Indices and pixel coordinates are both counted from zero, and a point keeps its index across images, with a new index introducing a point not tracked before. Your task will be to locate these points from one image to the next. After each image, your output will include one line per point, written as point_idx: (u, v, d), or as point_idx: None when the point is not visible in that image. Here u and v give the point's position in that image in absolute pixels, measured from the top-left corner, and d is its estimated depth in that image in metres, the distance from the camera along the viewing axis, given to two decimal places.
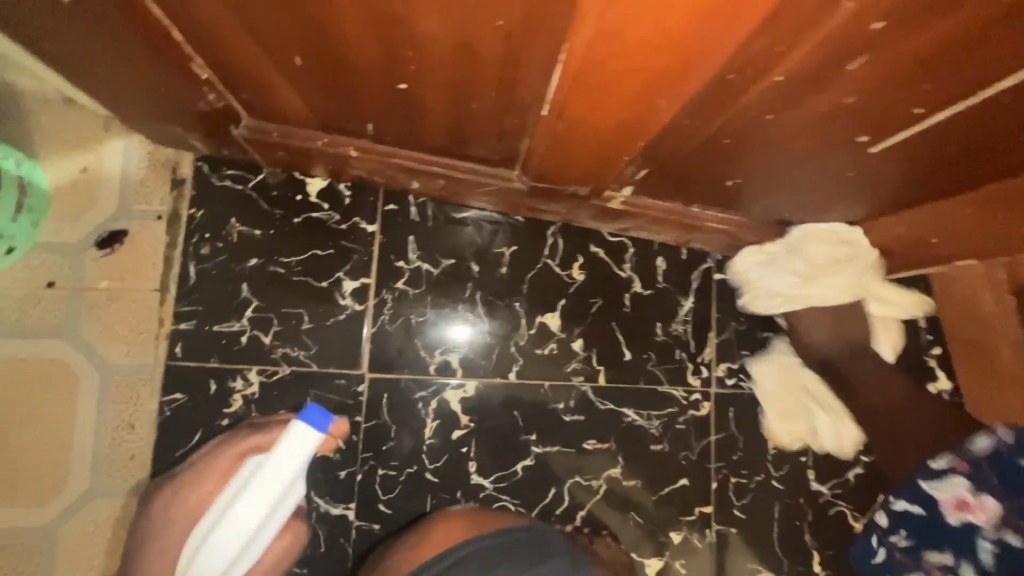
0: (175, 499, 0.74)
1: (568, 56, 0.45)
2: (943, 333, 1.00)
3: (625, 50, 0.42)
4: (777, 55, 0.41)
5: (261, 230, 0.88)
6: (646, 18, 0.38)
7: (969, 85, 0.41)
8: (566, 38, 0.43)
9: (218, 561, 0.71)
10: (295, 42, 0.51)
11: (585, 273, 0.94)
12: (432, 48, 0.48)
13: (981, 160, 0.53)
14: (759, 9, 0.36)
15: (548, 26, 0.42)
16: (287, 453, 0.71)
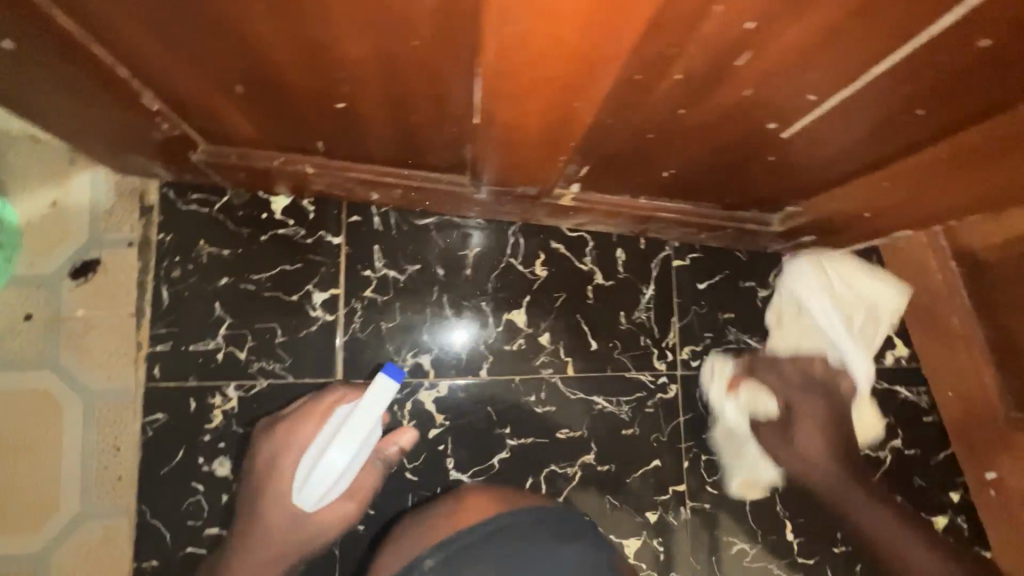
0: (275, 445, 0.76)
1: (483, 69, 0.48)
2: (896, 302, 1.05)
3: (530, 60, 0.45)
4: (669, 56, 0.44)
5: (230, 250, 0.91)
6: (541, 31, 0.41)
7: (848, 73, 0.45)
8: (478, 54, 0.47)
9: (310, 503, 0.72)
10: (234, 71, 0.55)
11: (548, 269, 0.97)
12: (360, 69, 0.52)
13: (884, 139, 0.56)
14: (637, 17, 0.39)
15: (460, 42, 0.46)
16: (374, 400, 0.72)
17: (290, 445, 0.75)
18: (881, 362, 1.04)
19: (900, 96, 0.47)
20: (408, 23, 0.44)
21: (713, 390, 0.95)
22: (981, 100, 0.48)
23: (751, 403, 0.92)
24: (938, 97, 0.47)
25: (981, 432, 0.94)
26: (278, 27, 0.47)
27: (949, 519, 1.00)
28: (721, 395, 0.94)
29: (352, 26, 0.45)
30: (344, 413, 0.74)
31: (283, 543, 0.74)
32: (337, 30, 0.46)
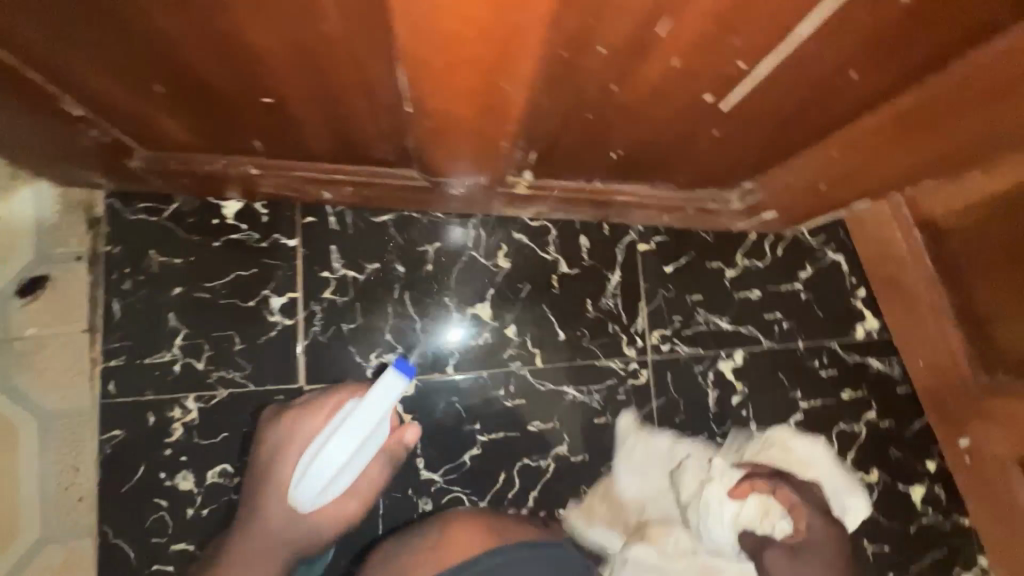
0: (279, 439, 0.76)
1: (400, 52, 0.46)
2: (865, 275, 1.04)
3: (444, 40, 0.43)
4: (588, 27, 0.43)
5: (182, 258, 0.89)
6: (448, 8, 0.40)
7: (774, 37, 0.43)
8: (392, 35, 0.45)
9: (311, 493, 0.72)
10: (150, 70, 0.52)
11: (510, 260, 0.95)
12: (277, 59, 0.50)
13: (824, 107, 0.55)
14: None
15: (372, 26, 0.44)
16: (378, 398, 0.71)
17: (294, 439, 0.75)
18: (853, 336, 1.03)
19: (829, 60, 0.46)
20: (313, 6, 0.42)
21: (702, 497, 0.92)
22: (912, 60, 0.47)
23: (758, 510, 0.90)
24: (868, 59, 0.46)
25: (953, 400, 0.94)
26: (183, 19, 0.44)
27: (926, 488, 1.00)
28: (717, 494, 0.91)
29: (258, 13, 0.43)
30: (347, 409, 0.74)
31: (285, 535, 0.74)
32: (244, 18, 0.44)
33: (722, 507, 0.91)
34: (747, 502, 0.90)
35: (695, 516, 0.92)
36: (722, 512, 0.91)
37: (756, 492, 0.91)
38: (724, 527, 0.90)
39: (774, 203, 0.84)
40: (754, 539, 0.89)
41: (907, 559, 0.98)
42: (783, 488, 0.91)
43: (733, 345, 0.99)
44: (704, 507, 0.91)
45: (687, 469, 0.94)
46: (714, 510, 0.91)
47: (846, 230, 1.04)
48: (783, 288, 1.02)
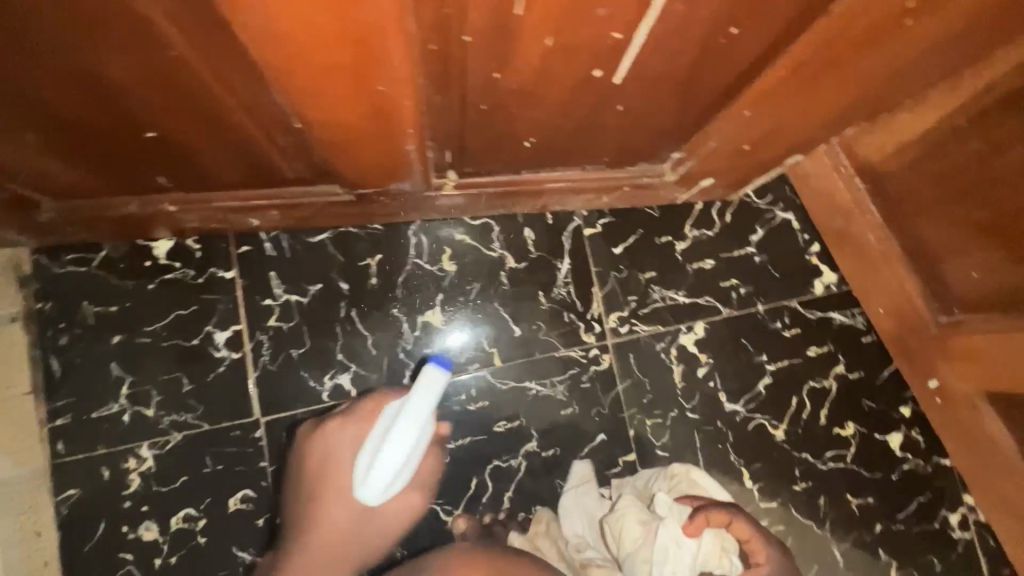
0: (328, 445, 0.74)
1: (262, 66, 0.44)
2: (816, 229, 1.02)
3: (298, 49, 0.42)
4: (440, 10, 0.41)
5: (117, 305, 0.86)
6: (286, 16, 0.38)
7: (637, 3, 0.42)
8: (248, 51, 0.43)
9: (371, 502, 0.70)
10: (18, 121, 0.51)
11: (456, 263, 0.94)
12: (142, 90, 0.48)
13: (719, 66, 0.53)
14: None
15: (222, 40, 0.42)
16: (419, 398, 0.65)
17: (342, 444, 0.74)
18: (811, 293, 1.01)
19: (705, 19, 0.45)
20: (154, 31, 0.40)
21: (655, 547, 0.80)
22: (791, 7, 0.46)
23: (716, 549, 0.82)
24: (746, 13, 0.45)
25: (917, 344, 0.94)
26: (18, 59, 0.42)
27: (904, 434, 1.00)
28: (673, 538, 0.80)
29: (97, 41, 0.41)
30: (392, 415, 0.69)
31: (344, 542, 0.72)
32: (84, 49, 0.42)
33: (679, 554, 0.80)
34: (702, 542, 0.81)
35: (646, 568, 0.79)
36: (680, 557, 0.80)
37: (712, 525, 0.81)
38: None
39: (710, 171, 0.82)
40: None
41: (893, 508, 0.97)
42: (739, 519, 0.81)
43: (692, 318, 0.98)
44: (661, 557, 0.79)
45: (629, 513, 0.82)
46: (666, 562, 0.79)
47: (793, 187, 1.02)
48: (736, 254, 1.01)
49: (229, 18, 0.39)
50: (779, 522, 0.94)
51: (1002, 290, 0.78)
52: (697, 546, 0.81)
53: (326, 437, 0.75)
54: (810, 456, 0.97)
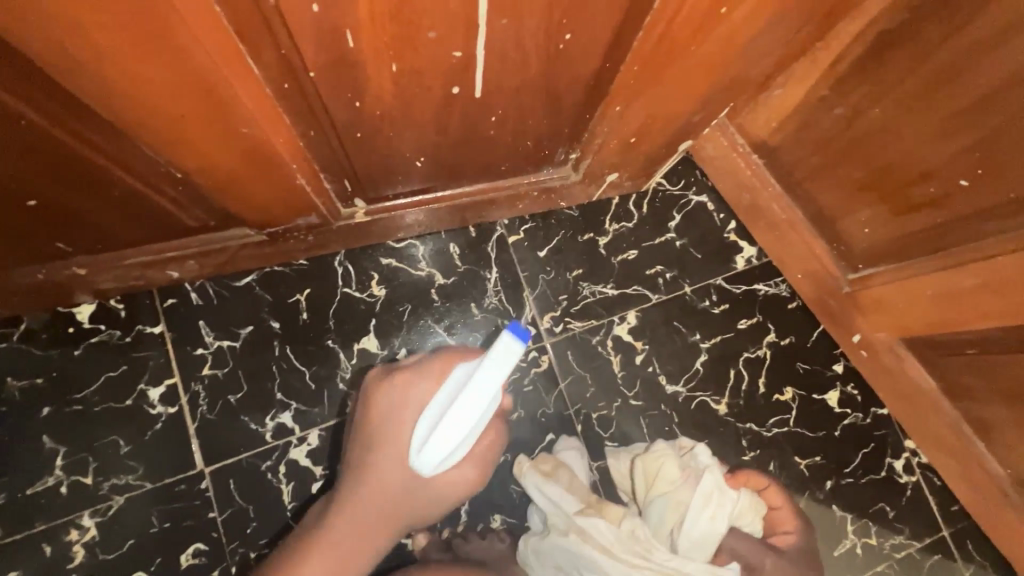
0: (392, 404, 0.77)
1: (123, 122, 0.47)
2: (730, 208, 1.05)
3: (152, 99, 0.44)
4: (277, 47, 0.44)
5: (43, 377, 0.85)
6: (128, 70, 0.41)
7: (462, 25, 0.45)
8: (103, 111, 0.45)
9: (427, 471, 0.70)
10: None
11: (384, 287, 0.95)
12: (10, 165, 0.49)
13: (569, 70, 0.57)
14: (206, 34, 0.40)
15: (78, 103, 0.44)
16: (497, 365, 0.62)
17: (406, 403, 0.76)
18: (733, 269, 1.05)
19: (537, 30, 0.48)
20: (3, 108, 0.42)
21: (696, 491, 0.87)
22: (612, 11, 0.50)
23: (750, 505, 0.92)
24: (572, 20, 0.49)
25: (835, 303, 0.98)
26: None
27: (841, 391, 1.03)
28: (715, 486, 0.88)
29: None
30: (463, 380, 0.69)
31: (398, 499, 0.76)
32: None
33: (723, 503, 0.87)
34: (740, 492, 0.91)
35: (677, 516, 0.86)
36: (720, 505, 0.87)
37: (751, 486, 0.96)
38: (716, 522, 0.86)
39: (611, 166, 0.86)
40: (740, 537, 0.89)
41: (840, 463, 1.00)
42: (774, 487, 0.97)
43: (623, 308, 1.01)
44: (705, 503, 0.87)
45: (670, 457, 0.90)
46: (707, 507, 0.86)
47: (703, 170, 1.07)
48: (658, 241, 1.04)
49: (76, 83, 0.41)
50: None
51: (890, 242, 0.83)
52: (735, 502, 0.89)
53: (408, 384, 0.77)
54: (754, 425, 1.00)
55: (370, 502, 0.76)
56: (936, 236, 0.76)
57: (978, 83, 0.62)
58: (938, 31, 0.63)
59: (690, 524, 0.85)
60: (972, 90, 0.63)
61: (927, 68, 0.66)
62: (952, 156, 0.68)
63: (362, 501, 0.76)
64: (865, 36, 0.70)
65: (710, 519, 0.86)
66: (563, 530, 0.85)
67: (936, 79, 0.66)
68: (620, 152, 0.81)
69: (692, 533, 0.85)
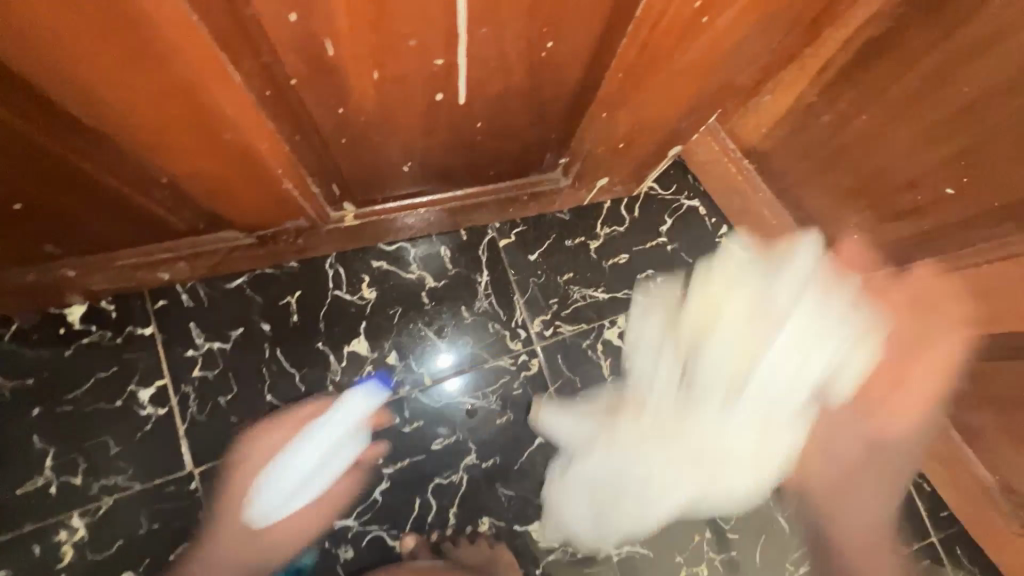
0: (259, 447, 0.84)
1: (107, 128, 0.47)
2: (722, 212, 1.06)
3: (133, 105, 0.45)
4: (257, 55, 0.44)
5: (33, 378, 0.85)
6: (107, 77, 0.41)
7: (442, 34, 0.45)
8: (86, 118, 0.46)
9: (286, 505, 0.83)
10: None
11: (375, 289, 0.95)
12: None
13: (553, 76, 0.58)
14: (184, 43, 0.40)
15: (58, 112, 0.44)
16: (386, 394, 0.90)
17: (265, 448, 0.84)
18: None
19: (518, 37, 0.48)
20: None
21: (784, 324, 0.86)
22: (594, 17, 0.50)
23: (849, 337, 0.86)
24: (553, 27, 0.49)
25: None
26: None
27: None
28: (764, 295, 0.90)
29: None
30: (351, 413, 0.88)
31: (245, 545, 0.80)
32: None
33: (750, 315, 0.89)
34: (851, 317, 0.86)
35: (709, 348, 0.90)
36: (788, 315, 0.87)
37: (841, 296, 0.87)
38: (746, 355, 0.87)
39: (602, 171, 0.86)
40: (837, 379, 0.87)
41: None
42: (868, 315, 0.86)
43: (614, 311, 1.01)
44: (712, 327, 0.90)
45: (735, 295, 0.92)
46: (768, 320, 0.87)
47: (694, 175, 1.07)
48: (649, 245, 1.04)
49: (55, 91, 0.42)
50: None
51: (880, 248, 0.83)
52: (835, 320, 0.86)
53: (260, 438, 0.85)
54: None
55: (223, 544, 0.80)
56: (924, 243, 0.76)
57: (964, 91, 0.62)
58: (924, 40, 0.63)
59: (779, 323, 0.87)
60: (957, 98, 0.63)
61: (913, 75, 0.66)
62: (941, 163, 0.68)
63: (217, 542, 0.81)
64: (852, 44, 0.71)
65: (772, 324, 0.87)
66: (649, 313, 0.99)
67: (921, 87, 0.66)
68: (610, 157, 0.81)
69: (771, 343, 0.86)
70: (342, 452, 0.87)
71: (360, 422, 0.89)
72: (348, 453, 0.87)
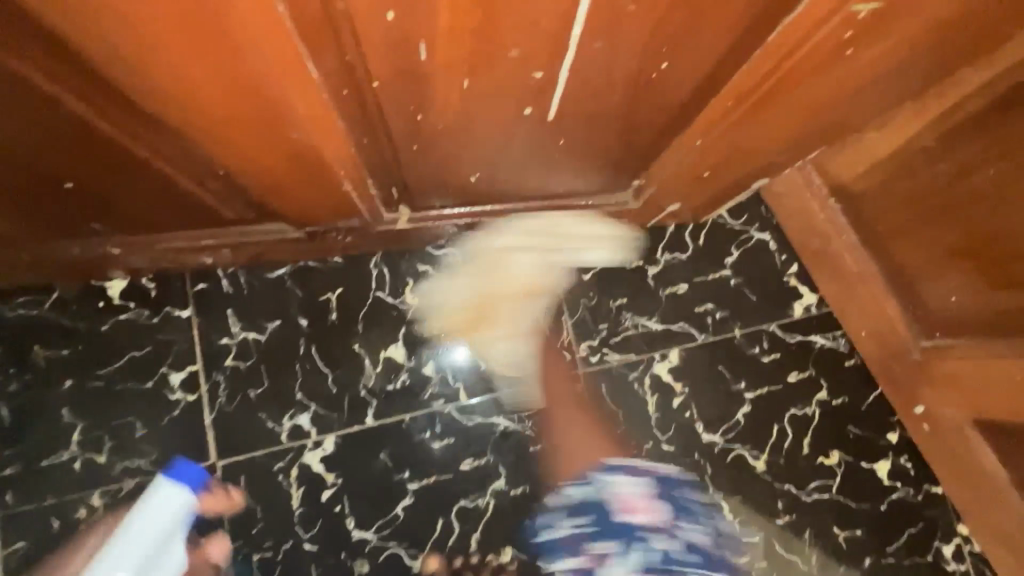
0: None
1: (183, 116, 0.47)
2: (794, 249, 0.98)
3: (207, 92, 0.44)
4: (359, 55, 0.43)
5: (68, 349, 0.84)
6: (181, 59, 0.40)
7: (546, 47, 0.43)
8: (162, 99, 0.45)
9: None
10: None
11: (418, 295, 0.91)
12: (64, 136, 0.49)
13: (649, 97, 0.54)
14: (264, 30, 0.38)
15: (63, 32, 0.38)
16: (152, 512, 0.68)
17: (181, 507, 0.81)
18: (789, 316, 0.97)
19: (627, 54, 0.45)
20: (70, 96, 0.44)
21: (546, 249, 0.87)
22: (704, 44, 0.47)
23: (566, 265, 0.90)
24: (664, 50, 0.46)
25: (901, 370, 0.90)
26: None
27: (892, 462, 0.94)
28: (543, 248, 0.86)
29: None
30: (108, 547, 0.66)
31: None
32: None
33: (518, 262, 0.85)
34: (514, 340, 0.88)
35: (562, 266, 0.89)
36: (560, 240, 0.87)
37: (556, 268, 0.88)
38: (507, 275, 0.85)
39: (664, 194, 0.81)
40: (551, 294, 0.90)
41: (882, 541, 0.91)
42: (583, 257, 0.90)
43: (666, 343, 0.95)
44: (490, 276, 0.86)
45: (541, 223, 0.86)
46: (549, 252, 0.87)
47: (768, 207, 0.99)
48: (710, 278, 0.97)
49: (130, 68, 0.41)
50: (761, 560, 0.90)
51: (978, 314, 0.75)
52: (543, 271, 0.87)
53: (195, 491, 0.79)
54: (793, 488, 0.92)
55: None
56: (1006, 317, 0.72)
57: None
58: None
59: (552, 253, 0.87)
60: None
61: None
62: (968, 247, 0.73)
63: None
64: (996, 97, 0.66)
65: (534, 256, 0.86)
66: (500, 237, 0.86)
67: None
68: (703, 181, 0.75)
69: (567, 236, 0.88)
70: (174, 548, 0.71)
71: (179, 521, 0.70)
72: (169, 557, 0.70)
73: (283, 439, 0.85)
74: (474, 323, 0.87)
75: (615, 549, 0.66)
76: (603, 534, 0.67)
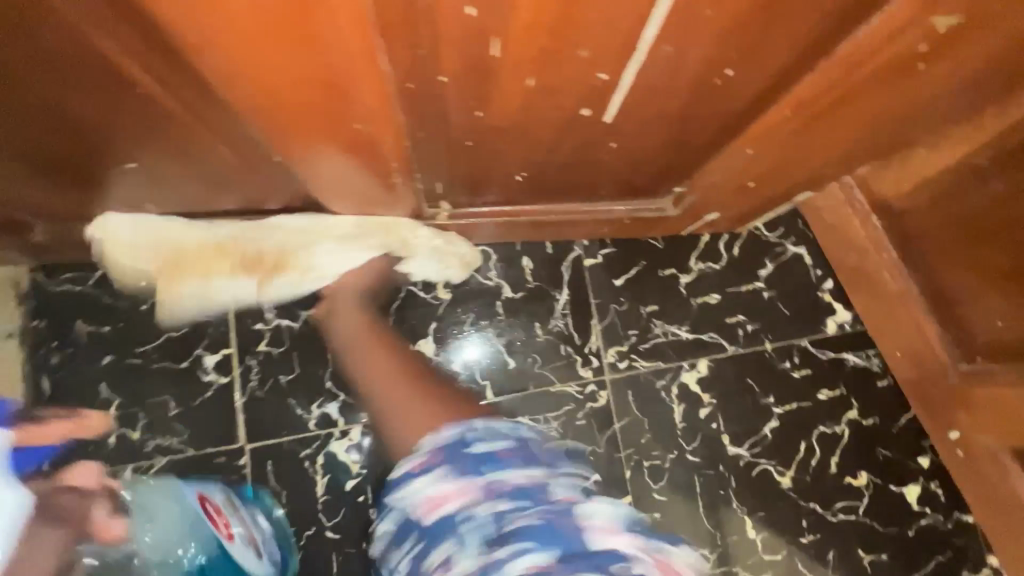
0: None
1: (242, 101, 0.47)
2: (830, 265, 0.97)
3: (274, 84, 0.43)
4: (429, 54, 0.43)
5: (109, 326, 0.86)
6: (253, 48, 0.40)
7: (616, 49, 0.43)
8: (226, 87, 0.45)
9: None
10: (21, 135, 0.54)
11: (450, 290, 0.91)
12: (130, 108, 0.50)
13: (707, 104, 0.54)
14: (349, 25, 0.38)
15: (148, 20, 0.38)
16: None
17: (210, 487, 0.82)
18: (822, 332, 0.96)
19: (697, 59, 0.45)
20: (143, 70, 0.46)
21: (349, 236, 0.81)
22: (773, 52, 0.46)
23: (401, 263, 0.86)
24: (732, 57, 0.46)
25: (937, 394, 0.88)
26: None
27: (922, 486, 0.92)
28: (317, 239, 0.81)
29: (54, 23, 0.41)
30: None
31: None
32: (39, 30, 0.41)
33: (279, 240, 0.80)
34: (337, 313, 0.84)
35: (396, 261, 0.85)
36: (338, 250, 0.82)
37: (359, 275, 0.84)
38: (268, 255, 0.81)
39: (704, 202, 0.80)
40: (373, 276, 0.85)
41: (908, 566, 0.90)
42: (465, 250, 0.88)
43: (695, 353, 0.94)
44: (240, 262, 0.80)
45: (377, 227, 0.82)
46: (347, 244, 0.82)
47: (806, 221, 0.99)
48: (743, 290, 0.97)
49: (204, 58, 0.41)
50: None
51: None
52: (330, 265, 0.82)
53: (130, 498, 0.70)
54: (819, 506, 0.91)
55: None
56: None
57: None
58: None
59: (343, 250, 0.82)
60: None
61: None
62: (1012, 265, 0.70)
63: None
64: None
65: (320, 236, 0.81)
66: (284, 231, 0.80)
67: None
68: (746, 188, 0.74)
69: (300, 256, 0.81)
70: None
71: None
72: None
73: (311, 426, 0.86)
74: (196, 271, 0.80)
75: (451, 550, 0.56)
76: (433, 539, 0.58)
